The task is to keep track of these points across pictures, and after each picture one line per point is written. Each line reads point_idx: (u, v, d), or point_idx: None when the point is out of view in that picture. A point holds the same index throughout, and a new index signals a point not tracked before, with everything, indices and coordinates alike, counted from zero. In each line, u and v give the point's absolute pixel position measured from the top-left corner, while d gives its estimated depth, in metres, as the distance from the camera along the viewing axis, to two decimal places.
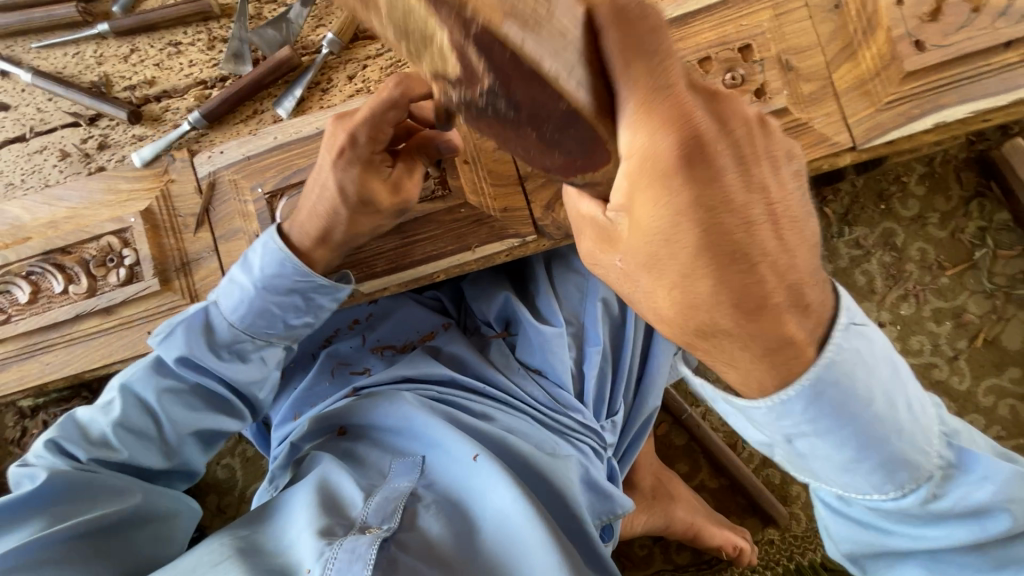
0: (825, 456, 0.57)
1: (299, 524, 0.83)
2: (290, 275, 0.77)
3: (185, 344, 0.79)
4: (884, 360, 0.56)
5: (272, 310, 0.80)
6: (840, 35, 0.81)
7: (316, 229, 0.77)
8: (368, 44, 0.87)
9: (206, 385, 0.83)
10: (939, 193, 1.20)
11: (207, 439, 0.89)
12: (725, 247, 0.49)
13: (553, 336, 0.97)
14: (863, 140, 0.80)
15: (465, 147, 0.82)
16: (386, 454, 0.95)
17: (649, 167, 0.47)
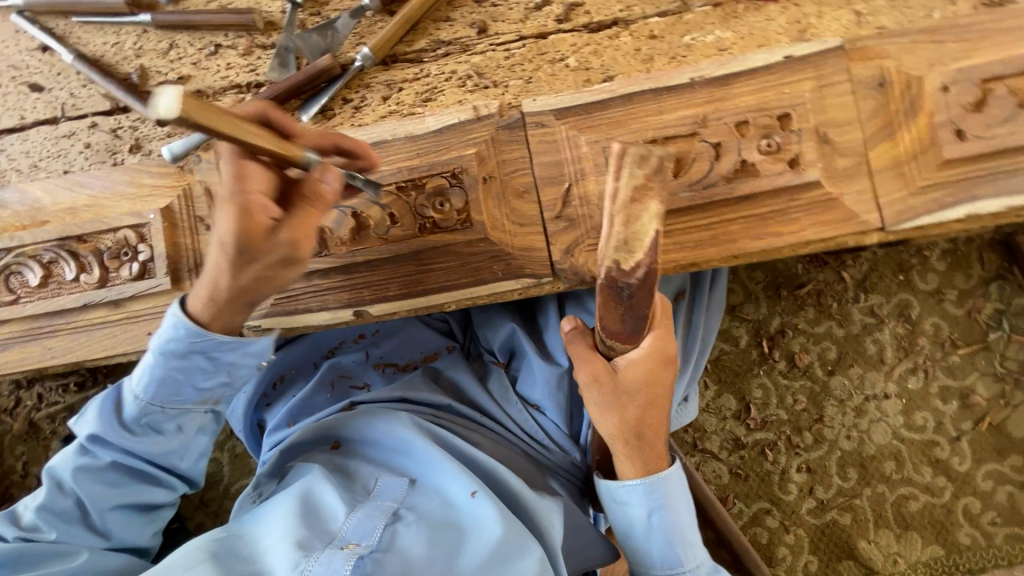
0: (659, 528, 0.90)
1: (276, 535, 0.80)
2: (184, 337, 0.73)
3: (99, 421, 0.79)
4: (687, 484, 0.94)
5: (177, 378, 0.76)
6: (882, 113, 0.80)
7: (207, 289, 0.70)
8: (407, 67, 0.86)
9: (125, 462, 0.81)
10: (960, 271, 1.19)
11: (140, 511, 0.85)
12: (654, 404, 0.86)
13: (557, 376, 0.96)
14: (893, 223, 0.79)
15: (493, 183, 0.82)
16: (377, 470, 0.93)
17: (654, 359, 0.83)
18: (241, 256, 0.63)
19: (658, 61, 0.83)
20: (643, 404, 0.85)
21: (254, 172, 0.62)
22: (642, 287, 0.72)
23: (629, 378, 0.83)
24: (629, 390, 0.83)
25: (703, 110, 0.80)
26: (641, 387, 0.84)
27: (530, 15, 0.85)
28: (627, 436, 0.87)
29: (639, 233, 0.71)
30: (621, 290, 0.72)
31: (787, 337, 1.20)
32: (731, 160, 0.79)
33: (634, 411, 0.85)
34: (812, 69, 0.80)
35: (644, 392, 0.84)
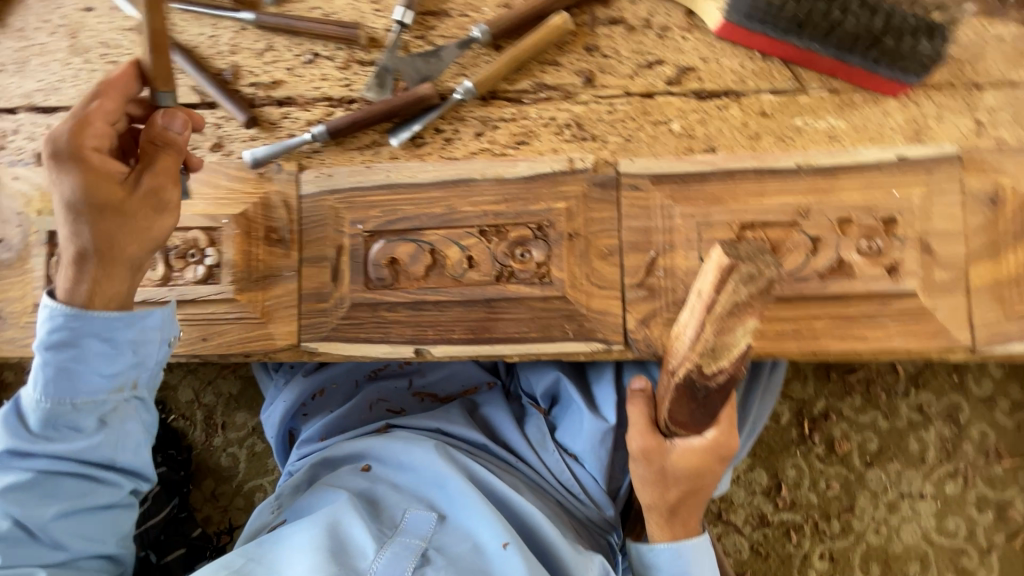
0: None
1: (302, 567, 0.76)
2: (64, 325, 0.69)
3: (3, 438, 0.70)
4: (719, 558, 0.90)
5: (74, 367, 0.70)
6: (990, 231, 0.77)
7: (71, 256, 0.69)
8: (505, 105, 0.83)
9: (53, 471, 0.72)
10: (1015, 381, 1.16)
11: (94, 521, 0.75)
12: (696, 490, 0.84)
13: (601, 433, 0.93)
14: (984, 345, 0.77)
15: (578, 240, 0.79)
16: (405, 501, 0.89)
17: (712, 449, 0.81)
18: (90, 210, 0.68)
19: (765, 140, 0.80)
20: (685, 486, 0.83)
21: (98, 126, 0.70)
22: (721, 390, 0.72)
23: (681, 462, 0.81)
24: (676, 470, 0.81)
25: (806, 199, 0.77)
26: (689, 471, 0.82)
27: (639, 73, 0.82)
28: (660, 509, 0.85)
29: (729, 344, 0.69)
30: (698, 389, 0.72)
31: (830, 421, 1.17)
32: (827, 255, 0.77)
33: (676, 493, 0.83)
34: (925, 174, 0.77)
35: (689, 476, 0.82)
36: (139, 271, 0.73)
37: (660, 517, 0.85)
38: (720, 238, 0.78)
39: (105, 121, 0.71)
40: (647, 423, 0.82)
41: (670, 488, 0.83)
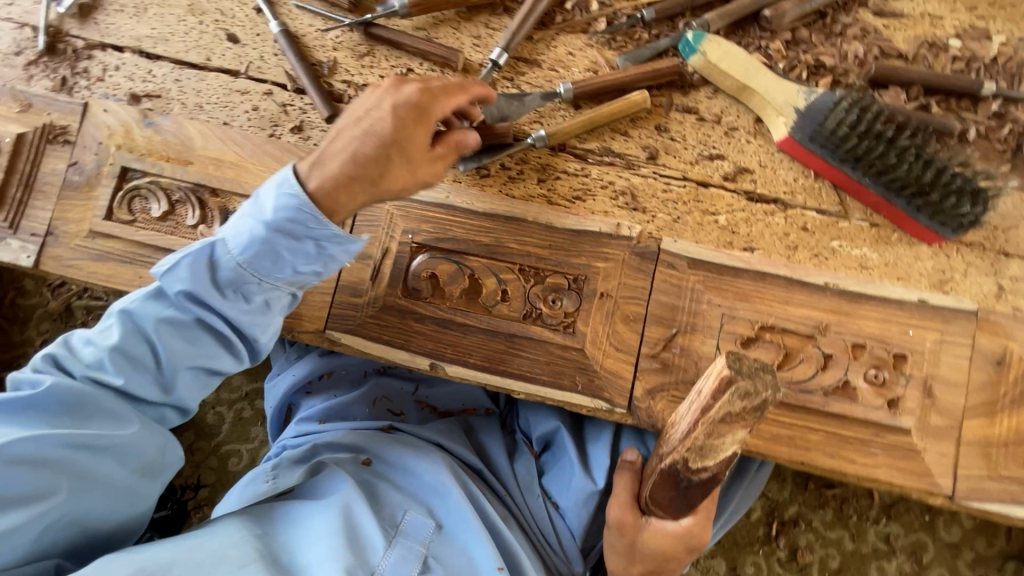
0: None
1: (320, 549, 0.78)
2: (303, 217, 0.72)
3: (188, 278, 0.73)
4: None
5: (279, 254, 0.73)
6: (990, 389, 0.81)
7: (341, 162, 0.73)
8: (570, 160, 0.88)
9: (206, 322, 0.76)
10: (983, 535, 1.18)
11: (204, 379, 0.80)
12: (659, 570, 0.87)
13: (589, 491, 0.96)
14: (963, 496, 0.80)
15: (607, 301, 0.83)
16: (405, 501, 0.90)
17: (684, 538, 0.83)
18: (390, 148, 0.73)
19: (800, 252, 0.85)
20: (650, 565, 0.86)
21: (455, 99, 0.77)
22: (702, 485, 0.71)
23: (652, 542, 0.84)
24: (646, 549, 0.85)
25: (827, 317, 0.82)
26: (658, 553, 0.85)
27: (700, 162, 0.88)
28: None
29: (717, 447, 0.66)
30: (680, 481, 0.72)
31: (798, 528, 1.19)
32: (835, 374, 0.81)
33: (640, 567, 0.86)
34: (941, 322, 0.81)
35: (658, 558, 0.85)
36: (376, 202, 0.77)
37: None
38: (739, 332, 0.82)
39: (446, 96, 0.77)
40: (629, 499, 0.85)
41: (636, 562, 0.86)
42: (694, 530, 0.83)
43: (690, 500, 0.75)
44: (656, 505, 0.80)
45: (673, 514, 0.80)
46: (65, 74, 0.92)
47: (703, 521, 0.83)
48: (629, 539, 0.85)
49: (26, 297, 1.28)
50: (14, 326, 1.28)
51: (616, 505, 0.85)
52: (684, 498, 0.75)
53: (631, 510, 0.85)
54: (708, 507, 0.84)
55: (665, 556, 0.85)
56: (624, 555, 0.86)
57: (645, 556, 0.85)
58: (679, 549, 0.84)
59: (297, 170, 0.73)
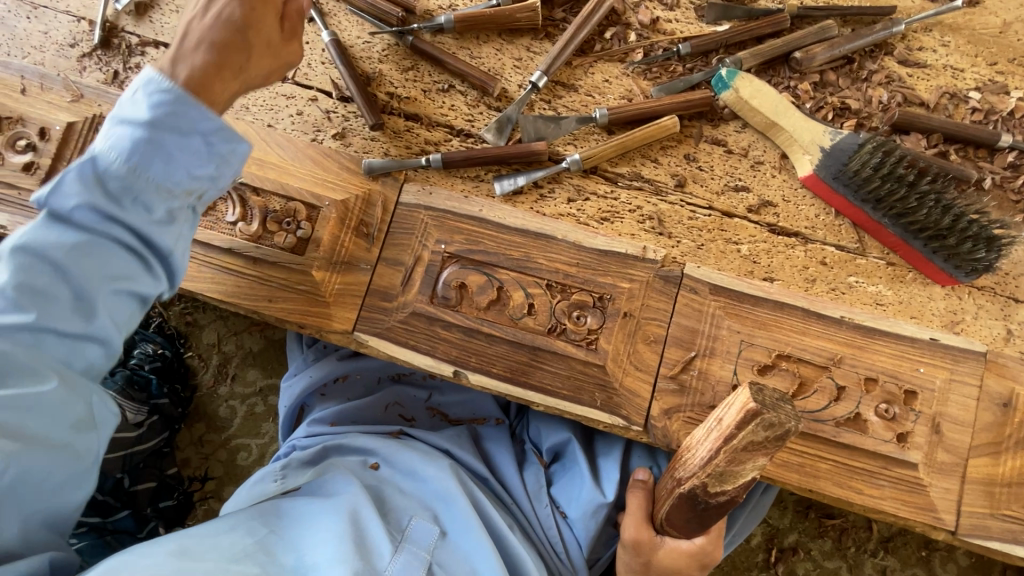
0: None
1: (325, 550, 0.74)
2: (173, 108, 0.64)
3: (76, 191, 0.62)
4: None
5: (169, 150, 0.64)
6: (995, 430, 0.83)
7: (193, 55, 0.68)
8: (601, 183, 0.92)
9: (87, 227, 0.63)
10: (979, 574, 1.20)
11: (125, 314, 0.67)
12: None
13: (597, 504, 0.97)
14: (964, 532, 0.82)
15: (630, 321, 0.86)
16: (410, 508, 0.89)
17: (696, 556, 0.85)
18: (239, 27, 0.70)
19: (818, 285, 0.88)
20: None
21: None
22: (719, 507, 0.73)
23: (666, 560, 0.85)
24: (660, 567, 0.86)
25: (841, 350, 0.84)
26: (671, 570, 0.86)
27: (726, 192, 0.91)
28: None
29: (738, 472, 0.68)
30: (699, 503, 0.74)
31: (797, 556, 1.21)
32: (847, 406, 0.83)
33: None
34: (951, 361, 0.84)
35: (671, 575, 0.87)
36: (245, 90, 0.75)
37: None
38: (756, 359, 0.84)
39: None
40: (643, 517, 0.86)
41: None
42: (705, 547, 0.85)
43: (707, 519, 0.77)
44: (672, 524, 0.81)
45: (688, 533, 0.82)
46: (117, 67, 0.95)
47: (714, 539, 0.85)
48: (644, 556, 0.86)
49: None
50: None
51: (631, 523, 0.86)
52: (702, 517, 0.77)
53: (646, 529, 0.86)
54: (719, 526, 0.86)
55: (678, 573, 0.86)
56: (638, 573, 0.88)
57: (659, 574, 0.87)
58: (692, 566, 0.86)
59: (160, 68, 0.67)
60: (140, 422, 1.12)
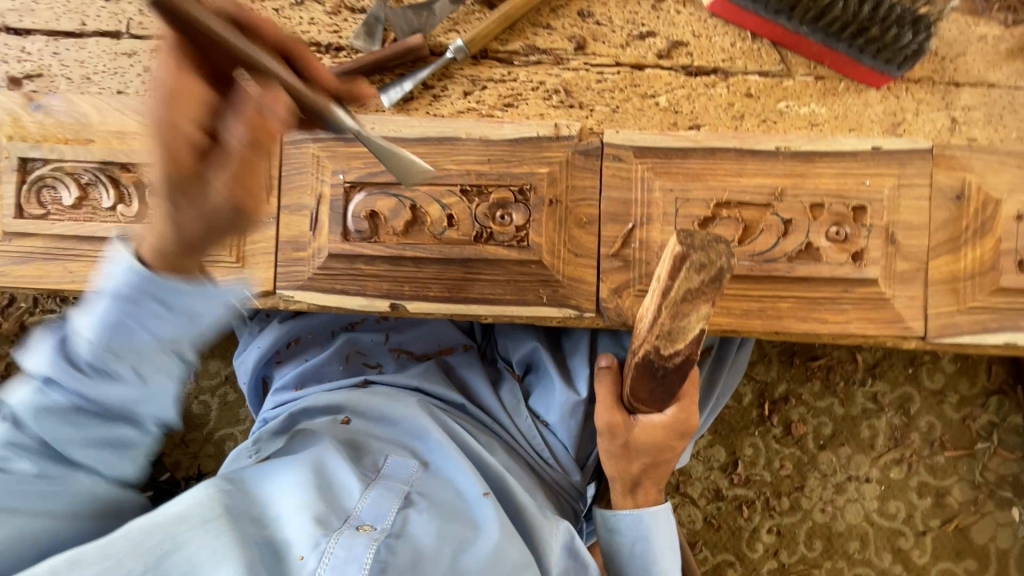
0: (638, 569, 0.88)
1: (291, 500, 0.76)
2: None
3: None
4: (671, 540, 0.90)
5: None
6: (952, 226, 0.79)
7: None
8: (495, 66, 0.83)
9: None
10: (966, 378, 1.22)
11: None
12: (656, 466, 0.88)
13: (572, 402, 0.97)
14: (935, 335, 0.80)
15: (558, 208, 0.80)
16: (385, 448, 0.89)
17: (670, 428, 0.85)
18: None
19: (748, 121, 0.82)
20: (650, 462, 0.87)
21: None
22: (678, 370, 0.70)
23: (644, 437, 0.85)
24: (641, 447, 0.85)
25: (782, 182, 0.79)
26: (652, 448, 0.86)
27: (631, 44, 0.82)
28: (626, 480, 0.89)
29: (684, 329, 0.64)
30: (656, 370, 0.72)
31: (789, 404, 1.22)
32: (797, 239, 0.79)
33: (638, 466, 0.87)
34: (898, 166, 0.79)
35: (653, 451, 0.86)
36: None
37: (621, 486, 0.89)
38: (694, 214, 0.80)
39: None
40: (613, 401, 0.85)
41: (636, 460, 0.87)
42: (678, 416, 0.84)
43: (671, 385, 0.75)
44: (640, 401, 0.80)
45: (656, 405, 0.81)
46: None
47: (686, 408, 0.85)
48: (621, 439, 0.85)
49: None
50: None
51: (602, 410, 0.85)
52: (664, 385, 0.75)
53: (617, 413, 0.85)
54: (691, 392, 0.85)
55: (661, 450, 0.86)
56: (624, 458, 0.86)
57: (640, 453, 0.86)
58: (672, 439, 0.86)
59: None
60: None
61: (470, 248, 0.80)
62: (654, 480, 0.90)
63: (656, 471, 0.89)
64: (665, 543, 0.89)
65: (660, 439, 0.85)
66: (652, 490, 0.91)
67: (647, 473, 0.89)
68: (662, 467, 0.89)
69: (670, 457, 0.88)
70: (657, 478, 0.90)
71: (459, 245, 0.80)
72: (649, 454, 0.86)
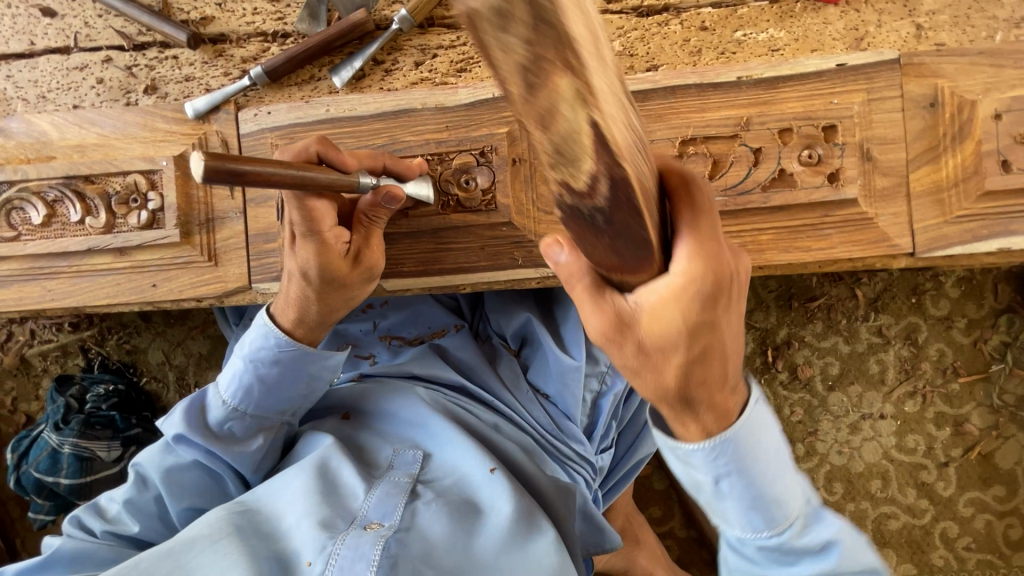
0: (733, 501, 0.56)
1: (297, 508, 0.74)
2: None
3: None
4: (772, 432, 0.56)
5: None
6: (929, 135, 0.77)
7: None
8: (443, 33, 0.82)
9: None
10: (972, 300, 1.18)
11: None
12: (703, 361, 0.49)
13: (572, 370, 0.89)
14: (924, 249, 0.78)
15: (521, 166, 0.79)
16: (387, 444, 0.86)
17: (684, 290, 0.46)
18: None
19: (706, 54, 0.80)
20: (682, 354, 0.48)
21: None
22: (618, 201, 0.42)
23: (654, 326, 0.47)
24: (660, 343, 0.48)
25: (746, 112, 0.77)
26: (678, 336, 0.47)
27: None
28: (670, 399, 0.51)
29: (571, 132, 0.38)
30: (594, 220, 0.44)
31: (793, 348, 1.20)
32: (769, 167, 0.78)
33: (675, 370, 0.49)
34: (866, 80, 0.77)
35: (678, 336, 0.48)
36: None
37: (666, 404, 0.52)
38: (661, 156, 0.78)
39: None
40: (589, 284, 0.50)
41: (668, 365, 0.49)
42: (690, 263, 0.46)
43: (633, 223, 0.43)
44: (619, 272, 0.48)
45: (635, 265, 0.47)
46: None
47: (698, 243, 0.47)
48: (628, 344, 0.49)
49: None
50: None
51: (585, 310, 0.50)
52: (622, 237, 0.45)
53: (605, 310, 0.49)
54: (683, 220, 0.48)
55: (692, 334, 0.47)
56: (646, 372, 0.50)
57: (666, 352, 0.49)
58: (701, 306, 0.47)
59: None
60: (118, 457, 1.10)
61: (438, 218, 0.79)
62: (710, 381, 0.51)
63: (708, 357, 0.49)
64: (761, 436, 0.55)
65: (681, 324, 0.47)
66: (715, 398, 0.52)
67: (696, 376, 0.50)
68: (712, 362, 0.50)
69: (717, 336, 0.49)
70: (710, 380, 0.51)
71: (426, 216, 0.79)
72: (675, 347, 0.48)
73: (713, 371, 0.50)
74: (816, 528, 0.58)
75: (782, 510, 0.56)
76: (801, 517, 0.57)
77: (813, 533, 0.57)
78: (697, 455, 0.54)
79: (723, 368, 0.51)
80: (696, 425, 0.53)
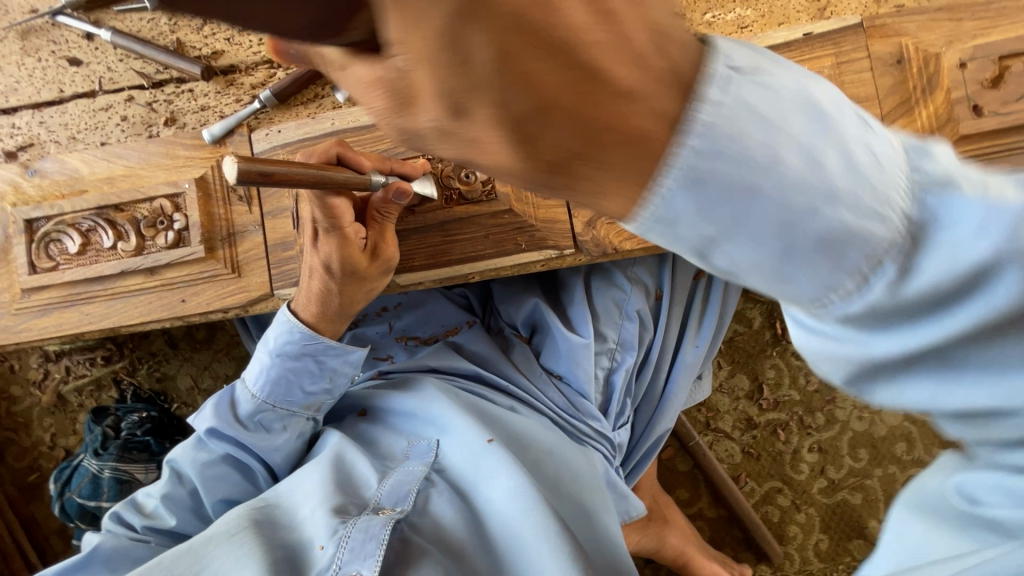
0: (751, 269, 0.32)
1: (311, 500, 0.77)
2: None
3: None
4: (789, 112, 0.30)
5: None
6: (900, 90, 0.81)
7: None
8: None
9: None
10: None
11: None
12: (553, 97, 0.29)
13: (581, 347, 0.93)
14: None
15: None
16: (399, 436, 0.89)
17: None
18: None
19: None
20: (503, 95, 0.29)
21: None
22: None
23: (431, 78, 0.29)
24: (462, 99, 0.29)
25: None
26: (468, 78, 0.29)
27: None
28: (547, 177, 0.31)
29: None
30: None
31: None
32: None
33: (512, 132, 0.29)
34: (833, 46, 0.81)
35: (476, 80, 0.29)
36: None
37: (554, 183, 0.31)
38: None
39: None
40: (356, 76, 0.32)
41: (495, 140, 0.30)
42: None
43: None
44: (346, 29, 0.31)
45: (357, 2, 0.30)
46: None
47: None
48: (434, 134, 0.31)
49: (20, 402, 1.31)
50: (19, 432, 1.31)
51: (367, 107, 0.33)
52: None
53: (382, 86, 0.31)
54: None
55: (473, 66, 0.29)
56: (483, 156, 0.31)
57: (487, 127, 0.30)
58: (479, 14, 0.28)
59: None
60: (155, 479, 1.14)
61: (443, 212, 0.84)
62: (600, 127, 0.29)
63: (582, 89, 0.29)
64: (758, 125, 0.30)
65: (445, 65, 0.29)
66: (625, 135, 0.29)
67: (556, 139, 0.30)
68: (557, 84, 0.29)
69: (557, 49, 0.28)
70: (593, 118, 0.29)
71: (432, 211, 0.84)
72: (481, 93, 0.29)
73: (588, 112, 0.29)
74: (943, 247, 0.29)
75: (844, 251, 0.30)
76: (896, 242, 0.30)
77: (935, 261, 0.30)
78: (690, 218, 0.31)
79: (609, 87, 0.29)
80: (619, 194, 0.31)
